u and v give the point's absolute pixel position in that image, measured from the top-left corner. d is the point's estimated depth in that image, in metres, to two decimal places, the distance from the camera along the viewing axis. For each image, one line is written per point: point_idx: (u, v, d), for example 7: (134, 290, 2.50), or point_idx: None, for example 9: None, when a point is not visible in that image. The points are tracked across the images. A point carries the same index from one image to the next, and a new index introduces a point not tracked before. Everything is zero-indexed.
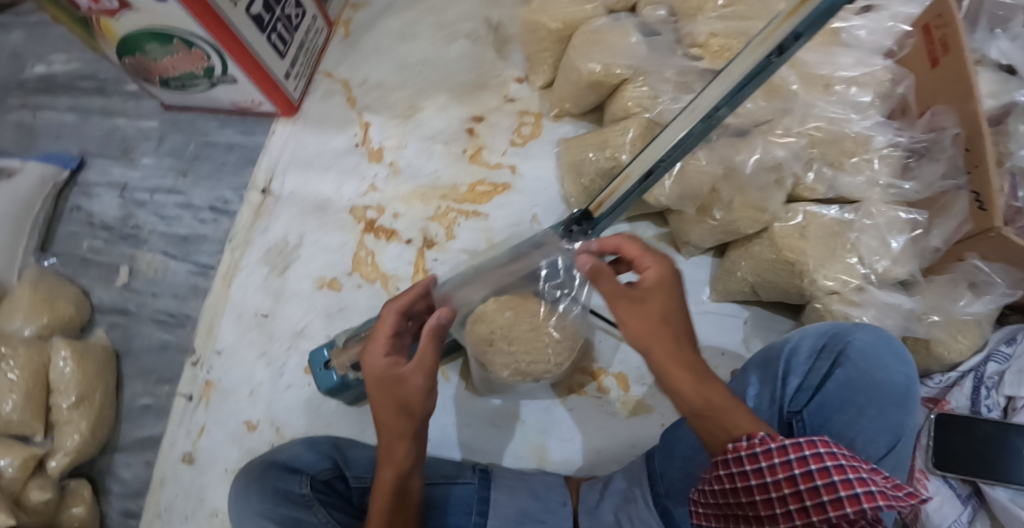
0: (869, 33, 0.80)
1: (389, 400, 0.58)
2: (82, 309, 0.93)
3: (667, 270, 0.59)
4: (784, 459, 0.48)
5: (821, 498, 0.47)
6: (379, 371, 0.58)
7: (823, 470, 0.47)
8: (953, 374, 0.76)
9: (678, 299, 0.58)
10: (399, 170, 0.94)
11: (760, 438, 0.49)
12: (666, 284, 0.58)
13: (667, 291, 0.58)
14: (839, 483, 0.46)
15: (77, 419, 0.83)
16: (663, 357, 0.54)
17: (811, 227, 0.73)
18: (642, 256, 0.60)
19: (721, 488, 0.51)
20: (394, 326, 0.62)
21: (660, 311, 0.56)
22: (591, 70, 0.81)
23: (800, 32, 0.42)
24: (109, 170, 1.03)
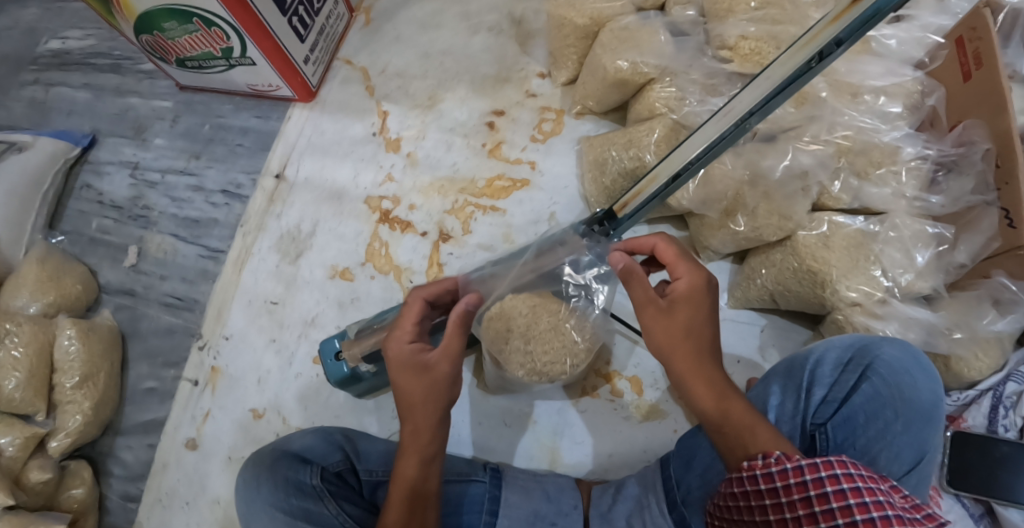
0: (898, 43, 0.80)
1: (414, 386, 0.58)
2: (89, 288, 0.92)
3: (701, 281, 0.58)
4: (800, 479, 0.47)
5: (836, 522, 0.45)
6: (405, 357, 0.60)
7: (840, 493, 0.45)
8: (971, 392, 0.74)
9: (710, 311, 0.58)
10: (416, 161, 0.93)
11: (776, 457, 0.48)
12: (698, 295, 0.57)
13: (699, 303, 0.57)
14: (855, 507, 0.44)
15: (80, 399, 0.82)
16: (681, 367, 0.56)
17: (835, 237, 0.72)
18: (676, 264, 0.60)
19: (736, 504, 0.50)
20: (420, 312, 0.64)
21: (685, 324, 0.56)
22: (618, 67, 0.80)
23: (841, 39, 0.43)
24: (121, 149, 1.02)
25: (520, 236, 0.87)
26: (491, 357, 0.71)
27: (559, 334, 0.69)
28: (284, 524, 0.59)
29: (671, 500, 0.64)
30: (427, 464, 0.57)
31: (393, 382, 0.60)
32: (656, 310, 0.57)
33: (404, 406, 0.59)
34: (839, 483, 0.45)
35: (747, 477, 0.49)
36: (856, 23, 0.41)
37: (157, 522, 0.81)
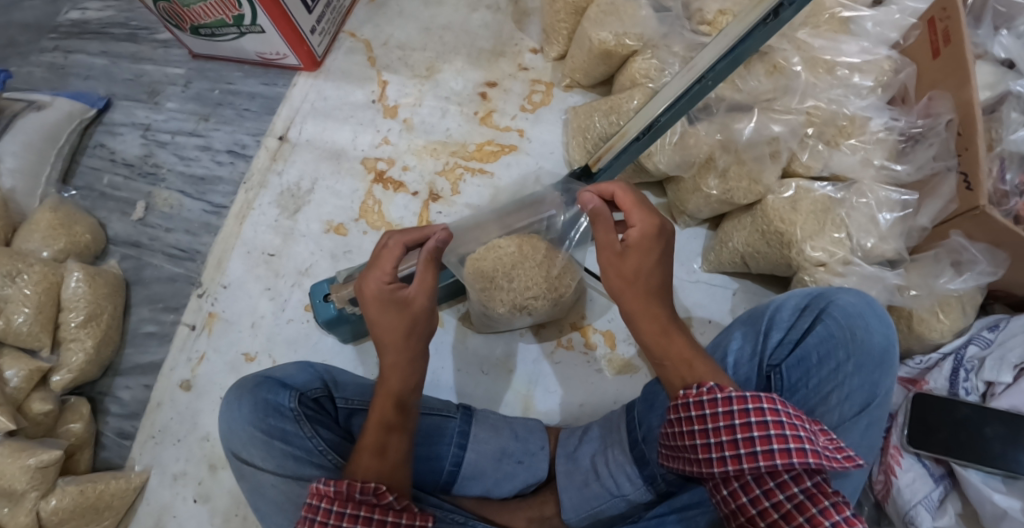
0: (875, 25, 0.82)
1: (386, 319, 0.59)
2: (98, 237, 0.97)
3: (654, 226, 0.58)
4: (727, 408, 0.48)
5: (755, 450, 0.47)
6: (381, 294, 0.59)
7: (762, 422, 0.47)
8: (935, 355, 0.77)
9: (663, 256, 0.58)
10: (412, 126, 0.97)
11: (708, 386, 0.49)
12: (652, 241, 0.57)
13: (650, 249, 0.57)
14: (773, 435, 0.46)
15: (83, 337, 0.87)
16: (634, 309, 0.57)
17: (803, 200, 0.75)
18: (631, 209, 0.59)
19: (672, 430, 0.52)
20: (398, 256, 0.61)
21: (635, 269, 0.57)
22: (602, 39, 0.84)
23: None
24: (134, 112, 1.07)
25: None
26: (474, 293, 0.75)
27: (538, 277, 0.74)
28: (262, 442, 0.62)
29: (634, 439, 0.66)
30: (404, 394, 0.58)
31: (370, 318, 0.60)
32: (610, 259, 0.58)
33: (381, 340, 0.59)
34: (763, 414, 0.47)
35: (681, 405, 0.51)
36: None
37: (148, 457, 0.86)
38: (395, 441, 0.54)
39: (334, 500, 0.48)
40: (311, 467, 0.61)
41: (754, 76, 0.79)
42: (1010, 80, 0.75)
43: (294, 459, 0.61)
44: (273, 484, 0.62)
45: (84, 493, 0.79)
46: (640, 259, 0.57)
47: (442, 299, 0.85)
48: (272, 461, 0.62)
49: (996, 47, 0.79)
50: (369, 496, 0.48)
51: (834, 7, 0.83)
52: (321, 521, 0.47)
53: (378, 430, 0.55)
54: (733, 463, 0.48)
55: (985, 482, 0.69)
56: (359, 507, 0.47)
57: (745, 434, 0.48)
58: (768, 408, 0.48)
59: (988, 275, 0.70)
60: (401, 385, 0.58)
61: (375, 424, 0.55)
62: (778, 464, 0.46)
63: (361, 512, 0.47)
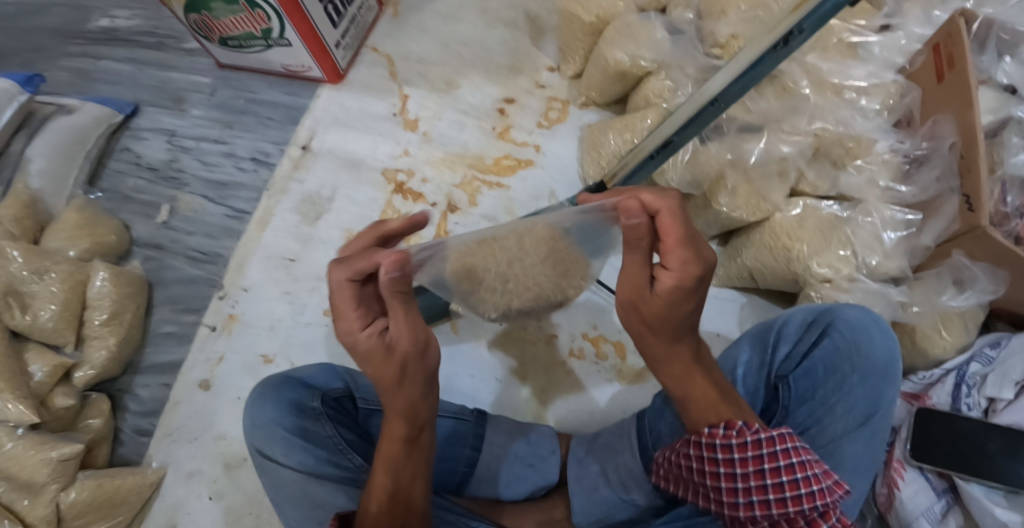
0: (881, 50, 0.86)
1: (378, 368, 0.55)
2: (122, 238, 0.99)
3: (693, 272, 0.51)
4: (756, 452, 0.50)
5: (784, 495, 0.48)
6: (366, 346, 0.54)
7: (790, 467, 0.49)
8: (938, 371, 0.79)
9: (694, 298, 0.53)
10: (431, 139, 1.00)
11: (737, 429, 0.51)
12: (689, 291, 0.52)
13: (681, 298, 0.52)
14: (800, 479, 0.48)
15: (106, 335, 0.89)
16: (652, 345, 0.57)
17: (809, 218, 0.78)
18: (672, 251, 0.51)
19: (693, 468, 0.54)
20: (355, 296, 0.54)
21: (661, 315, 0.54)
22: (618, 59, 0.88)
23: (802, 26, 0.54)
24: (159, 118, 1.11)
25: (521, 210, 0.94)
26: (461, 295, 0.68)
27: (539, 272, 0.66)
28: (285, 439, 0.64)
29: (644, 445, 0.68)
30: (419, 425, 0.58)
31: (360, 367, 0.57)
32: (636, 302, 0.55)
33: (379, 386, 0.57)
34: (790, 458, 0.49)
35: (706, 446, 0.52)
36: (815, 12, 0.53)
37: (164, 455, 0.88)
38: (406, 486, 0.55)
39: None
40: (330, 465, 0.64)
41: (763, 97, 0.84)
42: (1012, 106, 0.78)
43: (316, 456, 0.64)
44: (294, 481, 0.63)
45: (103, 487, 0.81)
46: (672, 306, 0.53)
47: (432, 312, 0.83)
48: (295, 458, 0.64)
49: (999, 74, 0.81)
50: None
51: (842, 32, 0.86)
52: None
53: (385, 477, 0.56)
54: (760, 506, 0.50)
55: (987, 496, 0.71)
56: None
57: (772, 477, 0.49)
58: (792, 450, 0.50)
59: (989, 293, 0.73)
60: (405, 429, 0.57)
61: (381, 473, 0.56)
62: (805, 509, 0.48)
63: None
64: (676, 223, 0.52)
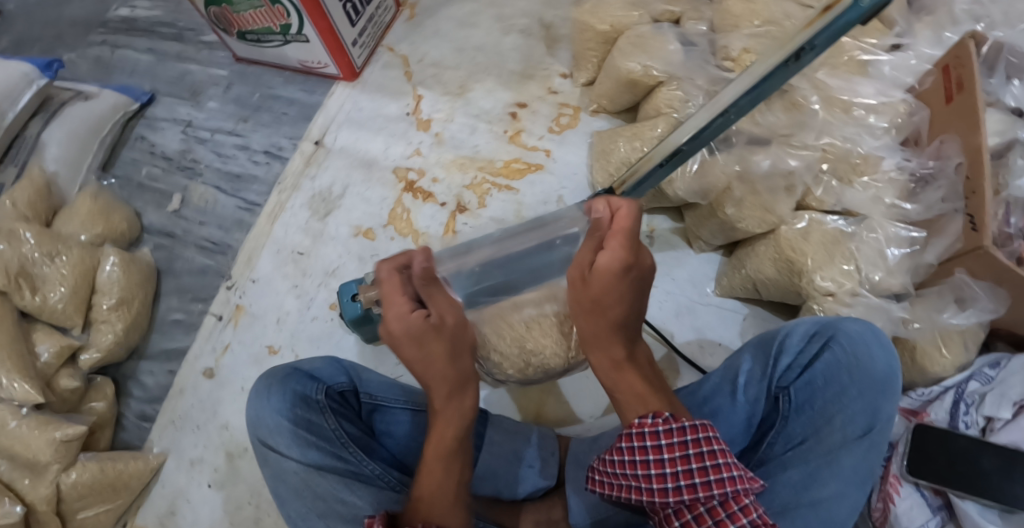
0: (891, 69, 0.87)
1: (432, 350, 0.61)
2: (133, 226, 1.01)
3: (625, 260, 0.61)
4: (682, 438, 0.51)
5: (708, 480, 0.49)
6: (416, 326, 0.61)
7: (713, 452, 0.50)
8: (936, 389, 0.80)
9: (630, 284, 0.61)
10: (443, 140, 1.02)
11: (663, 417, 0.53)
12: (619, 277, 0.61)
13: (614, 282, 0.61)
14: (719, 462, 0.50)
15: (114, 320, 0.90)
16: (594, 322, 0.62)
17: (814, 232, 0.79)
18: (613, 239, 0.62)
19: (621, 460, 0.53)
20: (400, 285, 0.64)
21: (596, 298, 0.62)
22: (631, 69, 0.89)
23: (812, 42, 0.56)
24: (176, 109, 1.12)
25: (530, 213, 0.95)
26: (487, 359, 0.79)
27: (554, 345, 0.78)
28: (288, 430, 0.65)
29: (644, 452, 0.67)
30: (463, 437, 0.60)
31: (399, 353, 0.62)
32: (577, 285, 0.63)
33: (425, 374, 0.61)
34: (711, 444, 0.50)
35: (634, 434, 0.53)
36: (825, 28, 0.54)
37: (167, 441, 0.89)
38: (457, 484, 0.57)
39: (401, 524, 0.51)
40: (331, 457, 0.65)
41: (772, 111, 0.84)
42: (1018, 128, 0.79)
43: (318, 449, 0.64)
44: (295, 472, 0.63)
45: (105, 471, 0.82)
46: (609, 288, 0.61)
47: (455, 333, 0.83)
48: (297, 450, 0.64)
49: (1007, 97, 0.82)
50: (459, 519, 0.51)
51: (854, 50, 0.88)
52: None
53: (441, 476, 0.57)
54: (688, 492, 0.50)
55: (981, 514, 0.71)
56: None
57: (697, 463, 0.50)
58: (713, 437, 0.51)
59: (989, 313, 0.73)
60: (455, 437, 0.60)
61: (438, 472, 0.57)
62: (729, 492, 0.49)
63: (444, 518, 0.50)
64: (631, 216, 0.62)
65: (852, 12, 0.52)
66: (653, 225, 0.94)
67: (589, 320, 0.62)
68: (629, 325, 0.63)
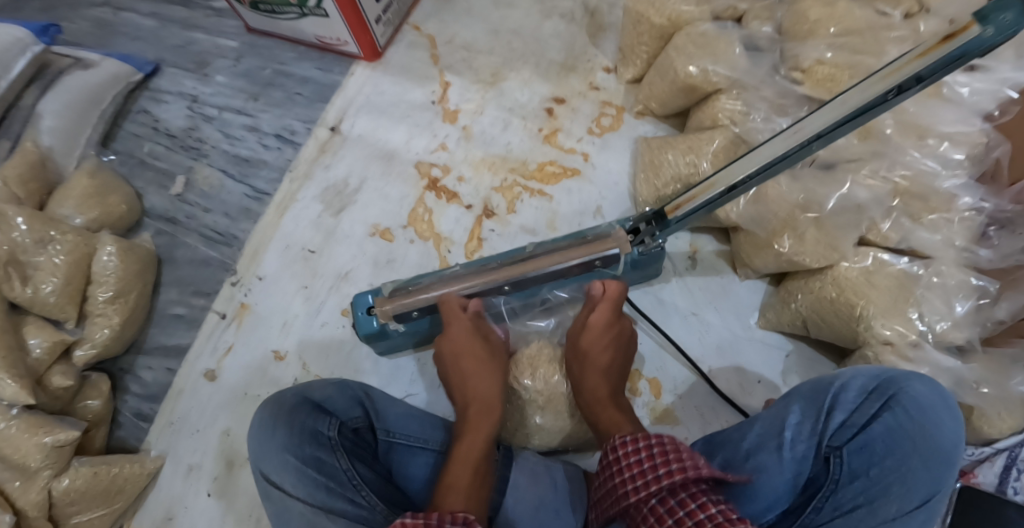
0: (971, 93, 0.76)
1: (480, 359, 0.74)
2: (133, 209, 0.94)
3: (607, 316, 0.75)
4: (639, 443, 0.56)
5: (658, 473, 0.52)
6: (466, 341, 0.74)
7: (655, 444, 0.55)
8: (987, 450, 0.71)
9: (614, 343, 0.75)
10: (471, 135, 0.94)
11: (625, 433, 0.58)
12: (603, 329, 0.75)
13: (603, 333, 0.75)
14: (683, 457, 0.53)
15: (110, 313, 0.84)
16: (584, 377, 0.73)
17: (877, 273, 0.73)
18: (602, 302, 0.75)
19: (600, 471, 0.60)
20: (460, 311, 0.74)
21: (587, 347, 0.74)
22: (688, 73, 0.82)
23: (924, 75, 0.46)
24: (181, 81, 1.03)
25: (563, 224, 0.88)
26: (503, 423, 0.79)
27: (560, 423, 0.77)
28: (295, 469, 0.60)
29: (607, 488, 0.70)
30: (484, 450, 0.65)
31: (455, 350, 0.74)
32: (575, 335, 0.77)
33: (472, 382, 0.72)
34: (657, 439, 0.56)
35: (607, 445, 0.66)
36: (942, 61, 0.44)
37: (164, 444, 0.84)
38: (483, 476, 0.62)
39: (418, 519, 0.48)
40: (343, 500, 0.59)
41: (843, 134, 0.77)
42: None
43: (327, 490, 0.59)
44: (301, 513, 0.59)
45: (98, 476, 0.77)
46: (597, 341, 0.74)
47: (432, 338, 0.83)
48: (303, 490, 0.59)
49: None
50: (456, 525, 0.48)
51: None
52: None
53: (473, 469, 0.62)
54: (643, 489, 0.53)
55: None
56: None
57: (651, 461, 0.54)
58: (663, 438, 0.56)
59: None
60: (484, 440, 0.66)
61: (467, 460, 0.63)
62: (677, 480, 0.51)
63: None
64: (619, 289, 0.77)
65: (973, 41, 0.42)
66: (697, 247, 0.87)
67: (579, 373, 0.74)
68: (613, 371, 0.74)
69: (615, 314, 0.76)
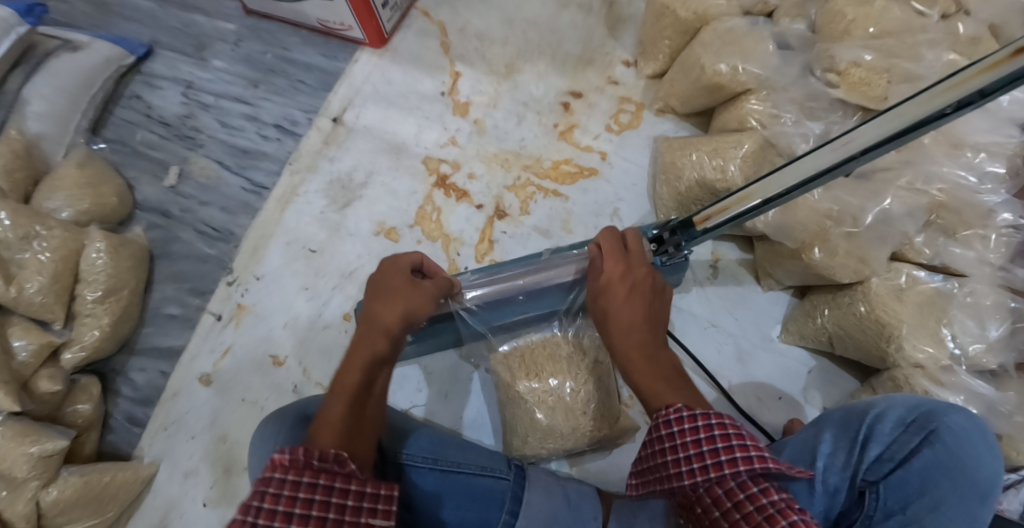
0: (1010, 100, 0.72)
1: (398, 292, 0.61)
2: (125, 201, 0.88)
3: (619, 266, 0.63)
4: (693, 426, 0.48)
5: (714, 464, 0.46)
6: (397, 279, 0.62)
7: (709, 427, 0.47)
8: (1014, 476, 0.68)
9: (647, 293, 0.62)
10: (484, 129, 0.90)
11: (676, 407, 0.50)
12: (625, 278, 0.62)
13: (626, 284, 0.62)
14: (735, 444, 0.46)
15: (100, 313, 0.80)
16: (615, 340, 0.60)
17: (910, 290, 0.70)
18: (611, 256, 0.64)
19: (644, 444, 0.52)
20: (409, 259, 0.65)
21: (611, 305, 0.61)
22: (717, 71, 0.77)
23: (989, 91, 0.41)
24: (176, 65, 0.97)
25: (578, 226, 0.83)
26: (511, 431, 0.71)
27: (575, 421, 0.69)
28: None
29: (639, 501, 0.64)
30: (364, 383, 0.54)
31: (376, 286, 0.63)
32: (594, 294, 0.64)
33: (375, 307, 0.60)
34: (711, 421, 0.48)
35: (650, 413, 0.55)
36: (1004, 80, 0.40)
37: (158, 450, 0.80)
38: (362, 411, 0.52)
39: (288, 470, 0.43)
40: None
41: None
42: None
43: None
44: None
45: (89, 485, 0.73)
46: (623, 294, 0.61)
47: (436, 349, 0.78)
48: None
49: None
50: (329, 464, 0.44)
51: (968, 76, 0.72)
52: (273, 494, 0.42)
53: (348, 401, 0.52)
54: (696, 475, 0.47)
55: None
56: (317, 476, 0.43)
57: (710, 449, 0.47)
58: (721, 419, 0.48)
59: None
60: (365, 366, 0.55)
61: (343, 386, 0.53)
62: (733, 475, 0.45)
63: (321, 480, 0.43)
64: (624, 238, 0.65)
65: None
66: (719, 254, 0.84)
67: (609, 334, 0.61)
68: (654, 326, 0.60)
69: (631, 261, 0.63)
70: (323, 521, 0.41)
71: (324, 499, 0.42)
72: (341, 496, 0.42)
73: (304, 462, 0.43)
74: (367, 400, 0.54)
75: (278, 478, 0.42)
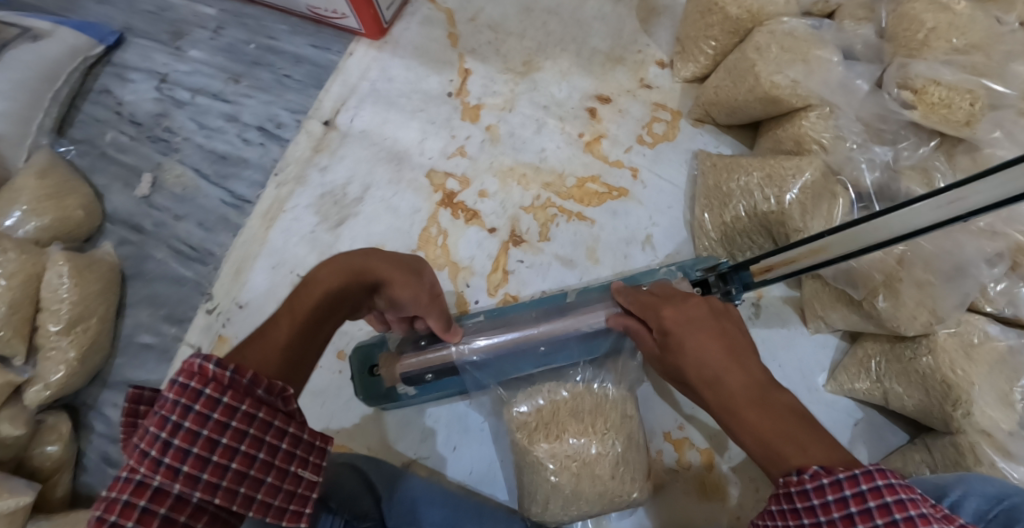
0: None
1: (396, 269, 0.54)
2: (93, 214, 0.79)
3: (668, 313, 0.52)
4: (839, 496, 0.36)
5: None
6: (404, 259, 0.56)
7: (861, 496, 0.36)
8: None
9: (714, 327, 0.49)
10: (497, 137, 0.79)
11: (811, 472, 0.38)
12: (681, 321, 0.50)
13: (683, 324, 0.50)
14: (892, 503, 0.35)
15: (65, 346, 0.71)
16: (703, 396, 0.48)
17: (980, 347, 0.61)
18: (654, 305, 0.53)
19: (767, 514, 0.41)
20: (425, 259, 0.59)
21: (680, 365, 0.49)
22: (775, 82, 0.66)
23: None
24: (150, 55, 0.87)
25: (605, 255, 0.74)
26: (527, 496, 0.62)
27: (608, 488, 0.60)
28: None
29: None
30: (313, 317, 0.48)
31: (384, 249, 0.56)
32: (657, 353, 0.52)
33: (365, 252, 0.54)
34: (866, 488, 0.36)
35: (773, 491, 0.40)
36: None
37: None
38: (302, 349, 0.47)
39: (223, 390, 0.39)
40: None
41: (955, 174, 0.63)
42: None
43: None
44: None
45: None
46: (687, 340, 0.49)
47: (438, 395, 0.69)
48: None
49: None
50: (270, 397, 0.41)
51: None
52: (195, 411, 0.38)
53: (292, 329, 0.47)
54: None
55: None
56: (257, 408, 0.40)
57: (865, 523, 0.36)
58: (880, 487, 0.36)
59: None
60: (321, 297, 0.49)
61: (296, 305, 0.48)
62: None
63: (260, 413, 0.40)
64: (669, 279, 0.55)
65: None
66: (762, 291, 0.75)
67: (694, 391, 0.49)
68: (739, 359, 0.47)
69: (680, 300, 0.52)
70: (250, 460, 0.39)
71: (259, 437, 0.40)
72: (274, 440, 0.41)
73: (247, 388, 0.40)
74: (312, 342, 0.48)
75: (209, 396, 0.38)
